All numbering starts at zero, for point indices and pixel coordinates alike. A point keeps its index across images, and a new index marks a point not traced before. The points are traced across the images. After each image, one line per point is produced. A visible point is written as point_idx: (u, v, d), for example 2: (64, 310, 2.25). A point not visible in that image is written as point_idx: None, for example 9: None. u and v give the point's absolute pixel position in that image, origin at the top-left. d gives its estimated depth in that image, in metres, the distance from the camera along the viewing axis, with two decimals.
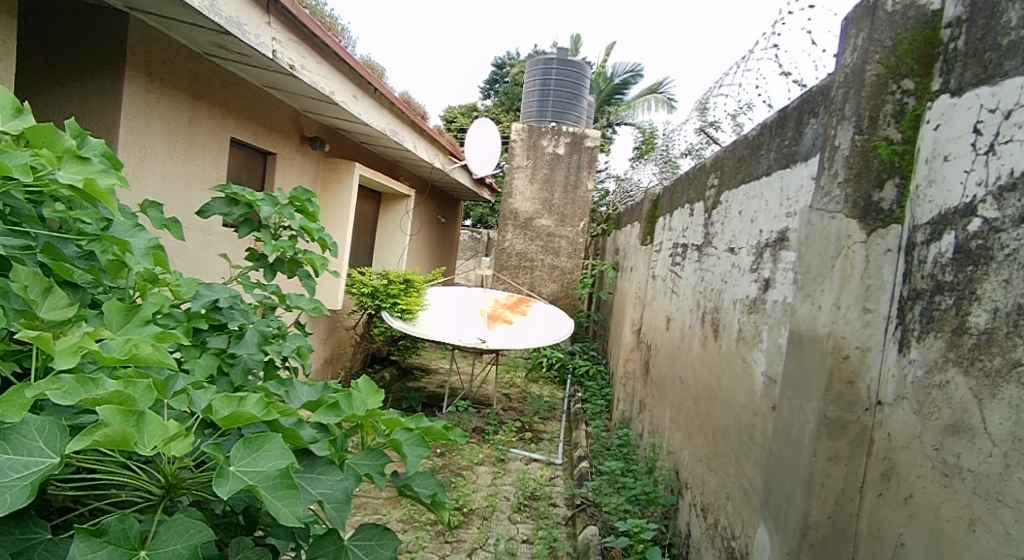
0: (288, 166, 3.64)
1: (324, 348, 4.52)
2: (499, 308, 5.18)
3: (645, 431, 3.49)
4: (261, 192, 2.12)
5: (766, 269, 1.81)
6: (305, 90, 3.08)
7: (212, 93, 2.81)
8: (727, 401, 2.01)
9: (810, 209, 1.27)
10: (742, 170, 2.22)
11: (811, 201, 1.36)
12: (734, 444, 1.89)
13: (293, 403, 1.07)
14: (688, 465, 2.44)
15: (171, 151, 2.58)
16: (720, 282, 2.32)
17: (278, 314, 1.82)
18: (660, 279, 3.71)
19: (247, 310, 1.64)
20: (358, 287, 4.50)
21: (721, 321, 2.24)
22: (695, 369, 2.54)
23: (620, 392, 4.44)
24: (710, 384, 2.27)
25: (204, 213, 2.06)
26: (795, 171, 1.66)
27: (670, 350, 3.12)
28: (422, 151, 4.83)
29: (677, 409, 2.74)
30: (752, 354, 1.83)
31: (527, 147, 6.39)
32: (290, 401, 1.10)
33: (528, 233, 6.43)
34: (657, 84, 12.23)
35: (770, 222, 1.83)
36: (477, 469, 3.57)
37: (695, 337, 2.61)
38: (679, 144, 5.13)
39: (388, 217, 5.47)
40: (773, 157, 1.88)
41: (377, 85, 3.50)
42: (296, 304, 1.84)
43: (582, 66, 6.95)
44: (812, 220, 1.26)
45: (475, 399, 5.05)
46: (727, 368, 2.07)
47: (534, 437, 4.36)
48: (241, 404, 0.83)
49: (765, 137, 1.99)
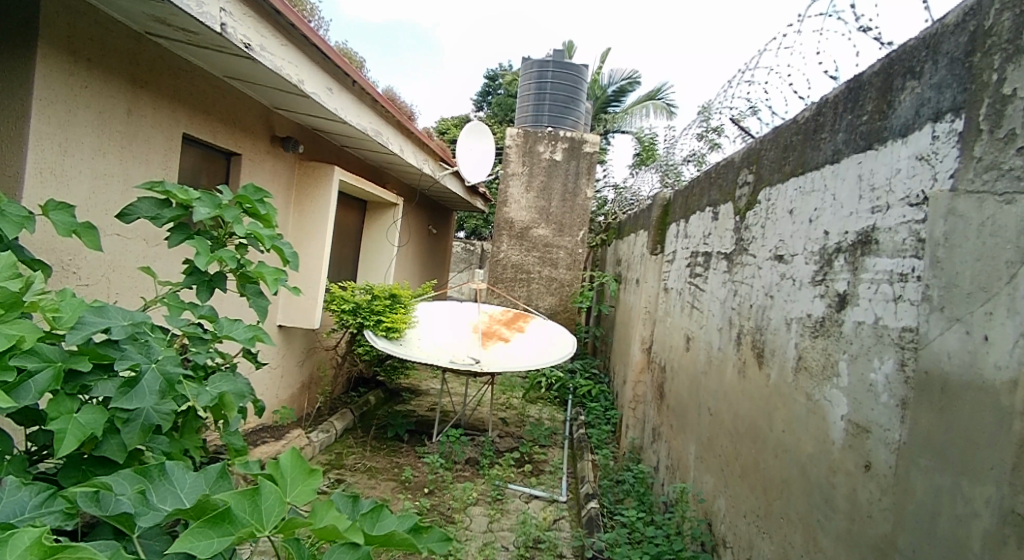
0: (256, 170, 3.22)
1: (301, 373, 4.09)
2: (494, 324, 4.76)
3: (663, 466, 3.07)
4: (198, 189, 1.66)
5: (840, 281, 1.43)
6: (271, 80, 2.67)
7: (162, 82, 2.39)
8: (787, 447, 1.59)
9: (972, 190, 0.95)
10: (791, 160, 1.84)
11: (952, 185, 1.00)
12: (800, 506, 1.48)
13: (154, 502, 0.88)
14: (726, 519, 2.02)
15: (103, 147, 2.14)
16: (761, 298, 1.93)
17: (202, 350, 1.38)
18: (675, 294, 3.32)
19: (153, 342, 1.21)
20: (337, 302, 4.00)
21: (766, 346, 1.84)
22: (729, 401, 2.13)
23: (629, 418, 4.01)
24: (755, 420, 1.86)
25: (124, 217, 1.58)
26: (886, 153, 1.29)
27: (693, 374, 2.71)
28: (409, 155, 4.43)
29: (706, 446, 2.33)
30: (824, 391, 1.43)
31: (522, 153, 6.00)
32: (158, 504, 0.88)
33: (525, 243, 6.02)
34: (654, 91, 11.85)
35: (842, 222, 1.45)
36: (471, 511, 3.13)
37: (727, 362, 2.21)
38: (680, 151, 4.76)
39: (375, 227, 5.09)
40: (843, 137, 1.51)
41: (356, 77, 3.10)
42: (228, 334, 1.41)
43: (580, 69, 6.59)
44: (981, 202, 0.93)
45: (468, 424, 4.60)
46: (783, 405, 1.66)
47: (534, 469, 3.91)
48: (2, 550, 0.70)
49: (827, 117, 1.62)
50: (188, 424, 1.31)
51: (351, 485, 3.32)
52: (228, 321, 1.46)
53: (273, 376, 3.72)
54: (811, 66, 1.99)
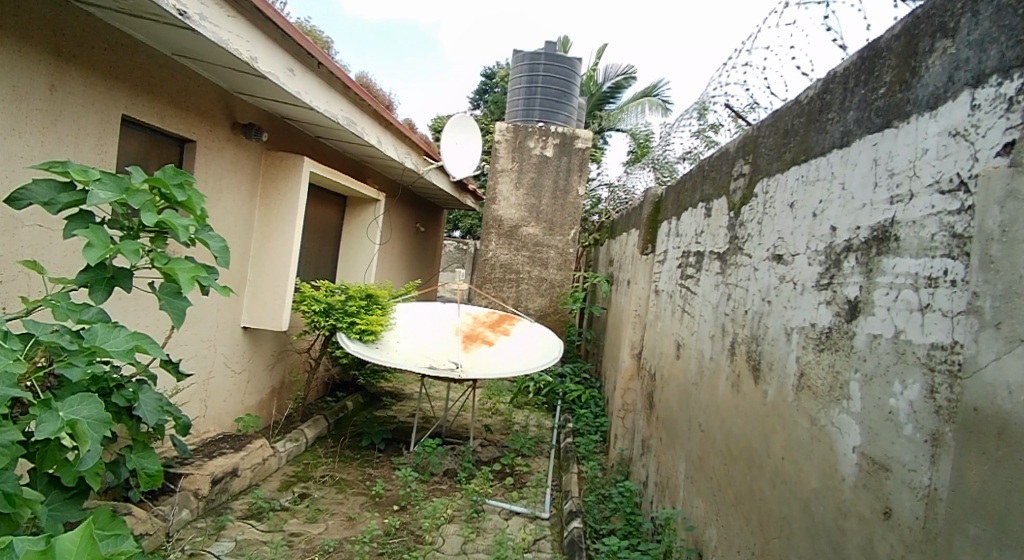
0: (212, 159, 3.02)
1: (270, 377, 3.86)
2: (478, 326, 4.52)
3: (652, 482, 2.83)
4: (100, 170, 1.44)
5: (850, 285, 1.20)
6: (223, 57, 2.47)
7: (95, 56, 2.24)
8: (786, 478, 1.37)
9: None
10: (792, 147, 1.61)
11: (1014, 159, 0.80)
12: (803, 550, 1.25)
13: None
14: (717, 551, 1.79)
15: (21, 126, 2.00)
16: (756, 303, 1.71)
17: (65, 365, 1.24)
18: (666, 296, 3.09)
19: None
20: (307, 303, 3.77)
21: (763, 358, 1.61)
22: (721, 418, 1.90)
23: (617, 427, 3.79)
24: (750, 443, 1.64)
25: (13, 200, 1.37)
26: (908, 130, 1.07)
27: (683, 385, 2.49)
28: (388, 148, 4.18)
29: (696, 466, 2.10)
30: (832, 416, 1.20)
31: (511, 149, 5.77)
32: None
33: (514, 242, 5.78)
34: (651, 87, 11.60)
35: (851, 216, 1.23)
36: (443, 531, 2.88)
37: (719, 374, 1.98)
38: (674, 147, 4.53)
39: (355, 224, 4.86)
40: (855, 115, 1.28)
41: (321, 59, 2.88)
42: (100, 346, 1.30)
43: (573, 63, 6.36)
44: None
45: (450, 432, 4.38)
46: (781, 426, 1.44)
47: (517, 481, 3.68)
48: None
49: (835, 93, 1.40)
50: (47, 455, 1.27)
51: (316, 500, 3.08)
52: (105, 329, 1.35)
53: (237, 381, 3.49)
54: (816, 42, 1.77)
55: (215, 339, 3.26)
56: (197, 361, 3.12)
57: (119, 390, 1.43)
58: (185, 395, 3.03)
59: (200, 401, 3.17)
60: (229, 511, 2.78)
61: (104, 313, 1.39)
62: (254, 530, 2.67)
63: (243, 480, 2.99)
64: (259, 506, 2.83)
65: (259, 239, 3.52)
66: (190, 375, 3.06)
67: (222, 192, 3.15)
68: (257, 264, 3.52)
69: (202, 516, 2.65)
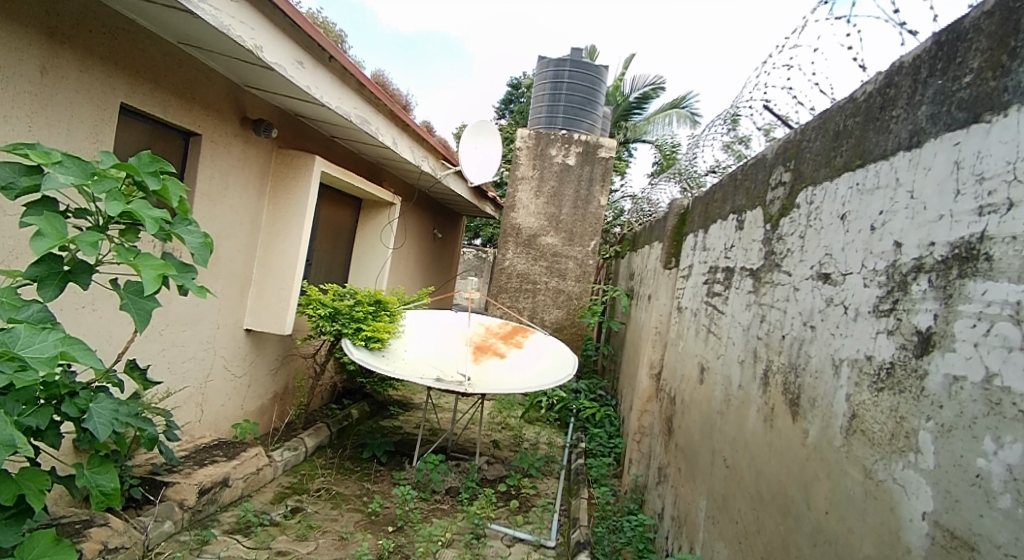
0: (218, 153, 2.91)
1: (272, 382, 3.73)
2: (489, 338, 4.33)
3: (668, 516, 2.62)
4: (62, 152, 1.33)
5: (921, 313, 0.99)
6: (226, 45, 2.37)
7: (93, 41, 2.15)
8: (830, 538, 1.16)
9: None
10: (843, 151, 1.41)
11: None
12: None
13: None
14: None
15: (7, 110, 1.90)
16: (796, 327, 1.50)
17: None
18: (689, 314, 2.88)
19: None
20: (313, 306, 3.58)
21: (803, 392, 1.40)
22: (750, 455, 1.70)
23: (631, 451, 3.56)
24: (785, 489, 1.42)
25: None
26: (1005, 124, 0.87)
27: (707, 413, 2.27)
28: (404, 149, 4.04)
29: (719, 505, 1.89)
30: (894, 472, 1.00)
31: (533, 156, 5.61)
32: None
33: (532, 252, 5.61)
34: (679, 99, 11.32)
35: (921, 230, 1.03)
36: (440, 556, 2.68)
37: (749, 405, 1.77)
38: (701, 159, 4.32)
39: (369, 226, 4.73)
40: (928, 110, 1.08)
41: (333, 51, 2.76)
42: (16, 352, 1.14)
43: (599, 71, 6.19)
44: None
45: (456, 446, 4.19)
46: (826, 475, 1.23)
47: (523, 503, 3.46)
48: None
49: (901, 87, 1.19)
50: None
51: (308, 516, 2.91)
52: (28, 331, 1.20)
53: (237, 386, 3.37)
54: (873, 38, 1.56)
55: (215, 340, 3.14)
56: (195, 364, 2.99)
57: (71, 398, 1.32)
58: (178, 399, 2.90)
59: (196, 405, 3.04)
60: (216, 524, 2.63)
61: (44, 313, 1.27)
62: (239, 547, 2.50)
63: (234, 491, 2.84)
64: (247, 519, 2.68)
65: (265, 238, 3.40)
66: (186, 379, 2.94)
67: (228, 189, 3.03)
68: (262, 265, 3.39)
69: (186, 528, 2.51)
